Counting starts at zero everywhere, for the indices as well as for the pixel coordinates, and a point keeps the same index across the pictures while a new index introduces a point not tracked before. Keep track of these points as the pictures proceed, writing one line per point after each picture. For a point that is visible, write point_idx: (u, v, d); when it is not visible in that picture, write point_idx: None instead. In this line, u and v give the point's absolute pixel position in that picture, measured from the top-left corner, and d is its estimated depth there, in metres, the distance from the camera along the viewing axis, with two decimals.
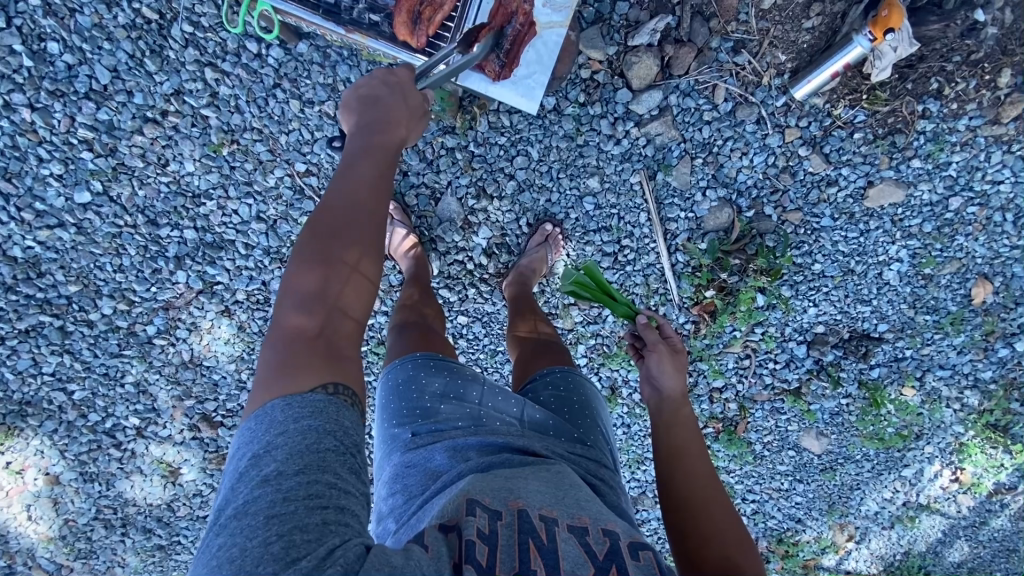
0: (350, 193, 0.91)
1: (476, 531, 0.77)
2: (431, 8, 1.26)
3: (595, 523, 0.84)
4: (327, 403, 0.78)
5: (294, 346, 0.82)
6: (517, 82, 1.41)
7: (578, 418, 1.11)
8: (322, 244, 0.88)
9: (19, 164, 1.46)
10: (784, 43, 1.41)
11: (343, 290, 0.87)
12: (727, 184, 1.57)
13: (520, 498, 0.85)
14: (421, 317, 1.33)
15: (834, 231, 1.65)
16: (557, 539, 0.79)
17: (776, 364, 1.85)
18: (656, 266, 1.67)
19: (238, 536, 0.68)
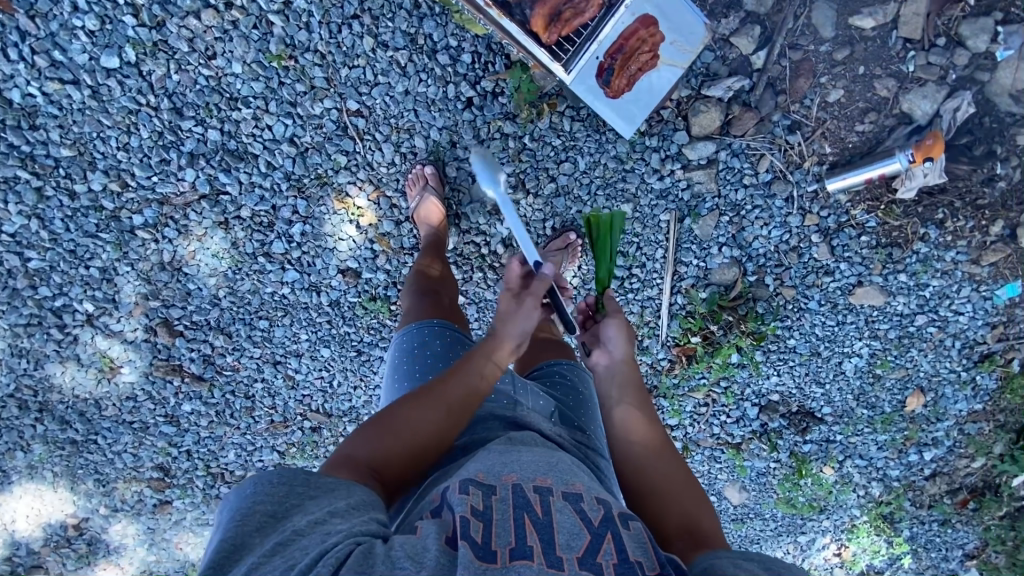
0: (471, 383, 1.02)
1: (470, 508, 0.80)
2: (572, 11, 1.27)
3: (587, 491, 0.88)
4: (347, 488, 0.83)
5: (352, 457, 0.91)
6: (620, 107, 1.45)
7: (578, 408, 1.18)
8: (423, 403, 0.98)
9: (50, 6, 1.33)
10: (834, 137, 1.50)
11: (441, 423, 0.98)
12: (741, 247, 1.67)
13: (512, 473, 0.89)
14: (437, 284, 1.40)
15: (817, 315, 1.79)
16: (552, 509, 0.83)
17: (727, 418, 1.99)
18: (655, 300, 1.76)
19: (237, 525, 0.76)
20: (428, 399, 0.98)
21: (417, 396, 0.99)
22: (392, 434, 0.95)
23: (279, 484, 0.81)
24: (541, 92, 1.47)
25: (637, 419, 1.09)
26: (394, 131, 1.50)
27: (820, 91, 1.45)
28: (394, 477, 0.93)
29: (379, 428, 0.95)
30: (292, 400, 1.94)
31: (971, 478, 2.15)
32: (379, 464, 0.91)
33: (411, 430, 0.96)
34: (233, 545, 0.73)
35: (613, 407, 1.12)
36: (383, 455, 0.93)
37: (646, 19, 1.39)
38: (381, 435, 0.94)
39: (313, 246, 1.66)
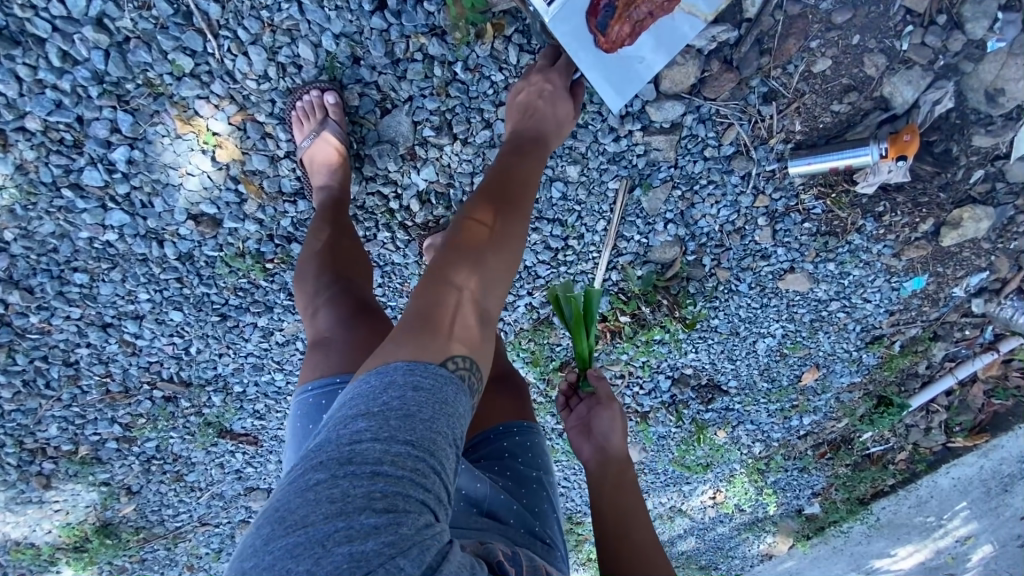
0: (512, 201, 0.94)
1: (505, 553, 0.73)
2: None
3: None
4: (441, 386, 0.71)
5: (412, 332, 0.76)
6: (616, 64, 1.17)
7: (536, 500, 0.95)
8: (473, 244, 0.88)
9: None
10: (807, 114, 1.32)
11: (492, 252, 0.88)
12: (688, 225, 1.49)
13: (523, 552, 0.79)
14: (357, 292, 1.08)
15: (745, 297, 1.72)
16: None
17: (640, 389, 1.94)
18: (588, 275, 1.55)
19: (341, 480, 0.58)
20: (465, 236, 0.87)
21: (461, 242, 0.88)
22: (449, 286, 0.83)
23: (391, 401, 0.66)
24: (487, 9, 1.11)
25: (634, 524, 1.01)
26: (267, 29, 1.10)
27: (807, 58, 1.24)
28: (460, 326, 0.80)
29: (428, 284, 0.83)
30: (132, 368, 1.53)
31: (832, 434, 2.31)
32: (443, 322, 0.79)
33: (464, 277, 0.84)
34: (345, 516, 0.56)
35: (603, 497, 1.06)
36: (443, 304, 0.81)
37: None
38: (431, 294, 0.82)
39: (149, 179, 1.20)
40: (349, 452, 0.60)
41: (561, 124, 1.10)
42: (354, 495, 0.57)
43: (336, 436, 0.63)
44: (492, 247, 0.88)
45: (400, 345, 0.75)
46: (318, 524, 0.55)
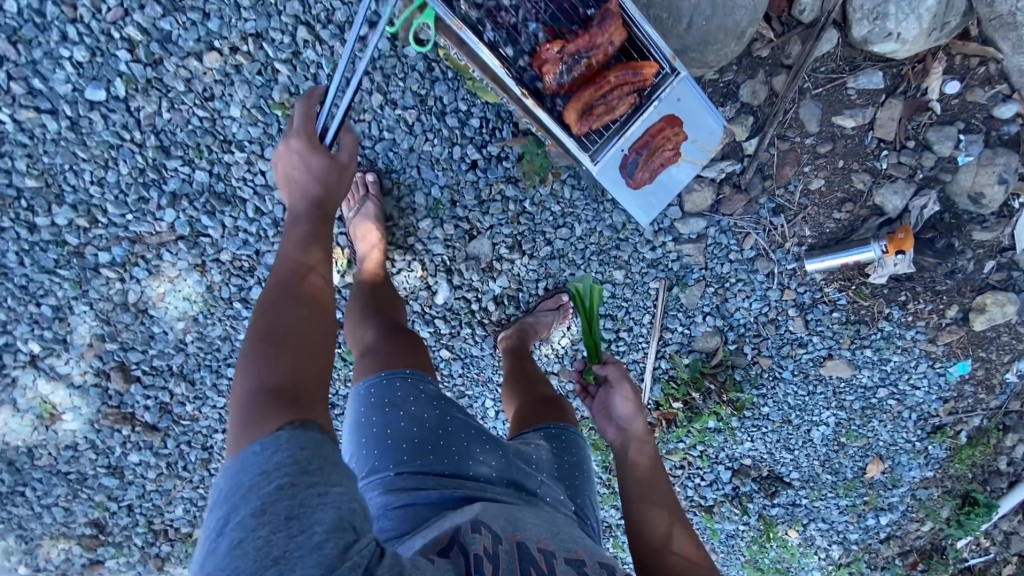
0: (304, 257, 0.92)
1: (483, 547, 0.82)
2: (603, 107, 1.26)
3: (590, 557, 0.89)
4: (301, 430, 0.73)
5: (261, 406, 0.74)
6: (639, 197, 1.41)
7: (566, 476, 1.12)
8: (281, 302, 0.85)
9: (34, 32, 1.19)
10: (813, 222, 1.59)
11: (298, 314, 0.84)
12: (724, 317, 1.72)
13: (519, 531, 0.88)
14: (396, 318, 1.26)
15: (790, 384, 1.86)
16: (556, 570, 0.83)
17: (701, 481, 2.01)
18: (639, 363, 1.78)
19: (261, 530, 0.66)
20: (286, 289, 0.87)
21: (272, 302, 0.85)
22: (277, 346, 0.80)
23: (280, 467, 0.69)
24: (551, 164, 1.49)
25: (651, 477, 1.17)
26: (395, 186, 1.49)
27: (803, 179, 1.54)
28: (307, 383, 0.79)
29: (263, 346, 0.80)
30: None
31: (920, 541, 2.19)
32: (279, 375, 0.78)
33: (294, 315, 0.84)
34: (280, 545, 0.65)
35: (627, 470, 1.19)
36: (272, 369, 0.78)
37: (674, 117, 1.32)
38: (274, 354, 0.80)
39: None
40: (256, 520, 0.66)
41: (341, 166, 1.04)
42: (273, 540, 0.65)
43: (244, 492, 0.68)
44: (319, 287, 0.89)
45: (251, 426, 0.73)
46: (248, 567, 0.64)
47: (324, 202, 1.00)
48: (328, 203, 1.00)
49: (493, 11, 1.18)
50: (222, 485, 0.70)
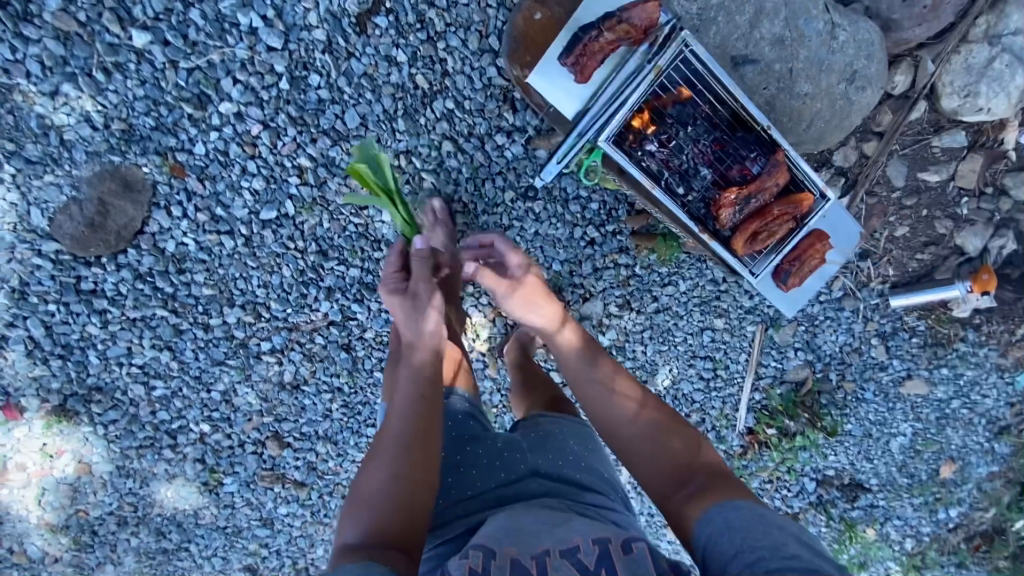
0: (410, 403, 1.06)
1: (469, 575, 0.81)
2: (766, 231, 1.19)
3: (584, 538, 0.86)
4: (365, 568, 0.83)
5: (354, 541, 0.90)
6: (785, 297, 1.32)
7: (565, 453, 1.18)
8: (382, 454, 1.00)
9: (219, 169, 1.33)
10: (898, 263, 1.73)
11: (408, 447, 1.00)
12: (813, 350, 1.87)
13: (512, 540, 0.88)
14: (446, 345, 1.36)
15: (871, 403, 2.01)
16: (550, 569, 0.80)
17: (788, 492, 2.18)
18: (734, 396, 1.94)
19: None
20: (386, 442, 1.02)
21: (373, 454, 1.02)
22: (377, 488, 0.96)
23: None
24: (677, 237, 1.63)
25: (599, 385, 1.12)
26: None
27: (889, 228, 1.67)
28: (409, 539, 0.92)
29: (358, 505, 0.96)
30: None
31: (984, 526, 2.33)
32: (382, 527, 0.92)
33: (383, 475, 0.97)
34: None
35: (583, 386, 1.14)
36: (370, 514, 0.93)
37: (821, 235, 1.23)
38: (364, 502, 0.95)
39: None
40: None
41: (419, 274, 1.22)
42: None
43: None
44: (408, 436, 1.01)
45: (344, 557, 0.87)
46: None
47: (412, 348, 1.15)
48: (415, 321, 1.16)
49: (668, 158, 1.18)
50: None
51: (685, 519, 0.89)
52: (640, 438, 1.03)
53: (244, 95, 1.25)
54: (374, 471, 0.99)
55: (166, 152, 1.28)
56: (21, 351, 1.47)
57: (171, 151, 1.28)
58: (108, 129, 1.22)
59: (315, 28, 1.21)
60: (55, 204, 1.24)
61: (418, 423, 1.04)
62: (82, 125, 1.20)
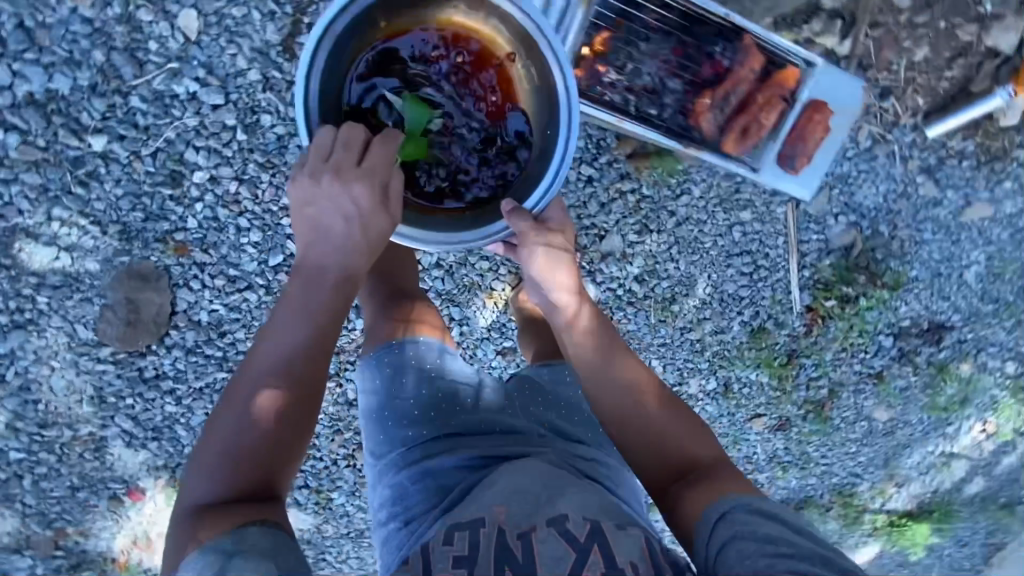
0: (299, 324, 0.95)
1: (453, 560, 0.96)
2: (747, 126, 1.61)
3: (577, 512, 1.01)
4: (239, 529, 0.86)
5: (226, 460, 0.91)
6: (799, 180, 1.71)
7: (573, 414, 1.31)
8: (244, 386, 0.94)
9: (217, 235, 1.37)
10: (926, 88, 1.70)
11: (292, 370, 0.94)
12: (855, 209, 1.79)
13: (503, 507, 1.02)
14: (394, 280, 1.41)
15: (933, 243, 1.88)
16: (537, 540, 0.96)
17: (866, 354, 2.12)
18: (784, 280, 1.88)
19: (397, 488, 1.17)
20: (252, 383, 0.93)
21: (239, 382, 0.95)
22: (246, 410, 0.92)
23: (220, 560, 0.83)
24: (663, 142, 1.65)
25: (627, 371, 1.18)
26: None
27: None
28: (265, 484, 0.92)
29: (209, 452, 0.92)
30: None
31: None
32: (221, 505, 0.89)
33: (246, 442, 0.92)
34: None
35: (617, 375, 1.18)
36: (239, 442, 0.92)
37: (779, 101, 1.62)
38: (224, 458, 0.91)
39: (473, 341, 1.75)
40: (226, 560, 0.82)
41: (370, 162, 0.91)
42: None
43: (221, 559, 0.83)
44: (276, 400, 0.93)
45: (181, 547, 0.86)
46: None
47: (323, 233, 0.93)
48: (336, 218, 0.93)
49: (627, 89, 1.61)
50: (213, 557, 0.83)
51: (699, 498, 1.06)
52: (656, 409, 1.17)
53: (210, 158, 1.27)
54: (241, 400, 0.93)
55: (164, 236, 1.33)
56: (121, 444, 1.59)
57: (170, 234, 1.33)
58: (107, 235, 1.28)
59: (248, 71, 1.19)
60: (92, 315, 1.35)
61: (311, 338, 0.95)
62: (84, 239, 1.27)
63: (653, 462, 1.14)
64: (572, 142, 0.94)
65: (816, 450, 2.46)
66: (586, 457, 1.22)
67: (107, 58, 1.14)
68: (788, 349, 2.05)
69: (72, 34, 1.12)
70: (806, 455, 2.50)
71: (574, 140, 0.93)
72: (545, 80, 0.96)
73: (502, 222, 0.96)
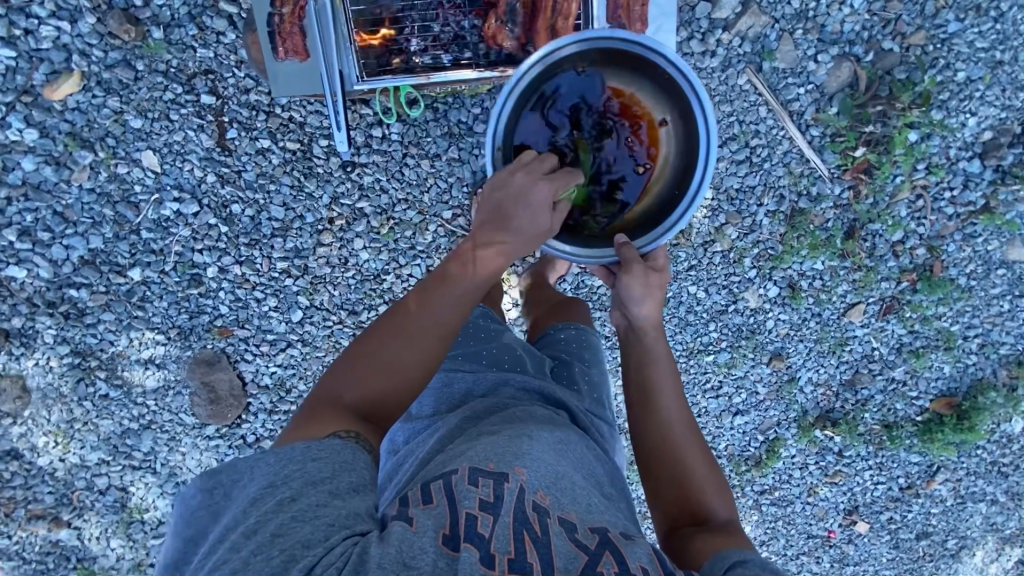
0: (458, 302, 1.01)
1: (478, 501, 0.84)
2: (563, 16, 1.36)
3: (583, 521, 0.87)
4: (354, 451, 0.87)
5: (366, 366, 0.95)
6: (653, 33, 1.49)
7: (586, 373, 1.32)
8: (414, 335, 0.97)
9: (246, 311, 1.67)
10: None
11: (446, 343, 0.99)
12: (835, 40, 1.60)
13: (525, 468, 0.91)
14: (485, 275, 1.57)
15: (966, 32, 1.58)
16: (550, 532, 0.83)
17: (954, 191, 1.75)
18: (793, 150, 1.69)
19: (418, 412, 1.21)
20: (425, 330, 0.98)
21: (411, 307, 1.00)
22: (405, 352, 0.97)
23: (302, 469, 0.83)
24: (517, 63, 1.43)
25: (681, 414, 1.13)
26: None
27: None
28: (385, 419, 0.96)
29: (361, 360, 0.96)
30: None
31: None
32: (346, 413, 0.92)
33: (394, 381, 0.96)
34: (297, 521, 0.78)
35: (670, 407, 1.12)
36: (376, 364, 0.96)
37: None
38: (370, 375, 0.95)
39: None
40: (306, 483, 0.82)
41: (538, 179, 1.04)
42: (262, 527, 0.78)
43: (306, 466, 0.83)
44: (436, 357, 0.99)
45: (297, 431, 0.88)
46: (297, 492, 0.81)
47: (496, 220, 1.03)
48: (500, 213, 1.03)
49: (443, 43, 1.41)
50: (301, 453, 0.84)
51: (705, 541, 0.97)
52: (700, 458, 1.10)
53: (213, 254, 1.58)
54: (404, 342, 0.96)
55: (209, 325, 1.66)
56: None
57: (213, 322, 1.66)
58: (171, 338, 1.65)
59: (206, 176, 1.50)
60: (186, 402, 1.72)
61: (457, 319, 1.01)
62: (159, 345, 1.65)
63: (671, 499, 1.07)
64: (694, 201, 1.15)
65: (954, 322, 2.02)
66: (584, 407, 1.23)
67: (115, 209, 1.51)
68: (845, 222, 1.78)
69: (86, 204, 1.50)
70: (945, 330, 2.04)
71: (694, 205, 1.15)
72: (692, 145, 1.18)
73: (614, 252, 1.15)
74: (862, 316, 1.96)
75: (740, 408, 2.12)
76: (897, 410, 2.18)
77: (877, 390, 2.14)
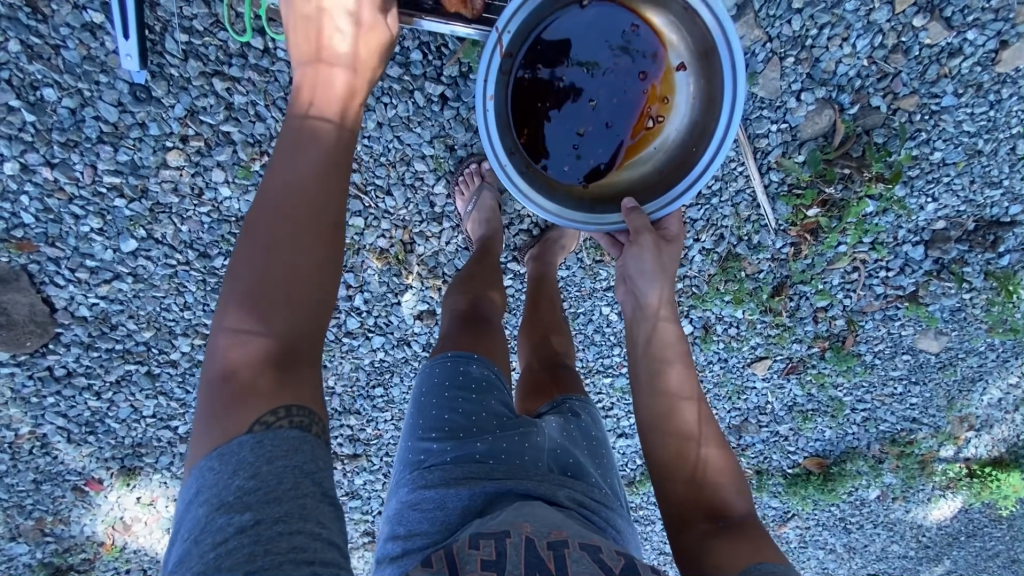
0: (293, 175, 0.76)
1: (481, 562, 0.74)
2: None
3: (606, 543, 0.81)
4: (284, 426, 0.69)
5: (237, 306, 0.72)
6: None
7: (598, 455, 1.03)
8: (256, 251, 0.73)
9: (59, 227, 1.34)
10: None
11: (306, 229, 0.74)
12: (824, 81, 1.41)
13: (529, 522, 0.80)
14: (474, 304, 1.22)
15: (958, 110, 1.42)
16: (568, 562, 0.75)
17: (889, 271, 1.65)
18: (746, 191, 1.52)
19: (398, 521, 0.91)
20: (265, 231, 0.74)
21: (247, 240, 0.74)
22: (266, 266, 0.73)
23: (234, 488, 0.65)
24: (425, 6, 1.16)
25: (687, 393, 1.05)
26: (391, 168, 1.43)
27: None
28: (299, 360, 0.73)
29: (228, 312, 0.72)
30: None
31: None
32: (254, 384, 0.70)
33: (274, 323, 0.71)
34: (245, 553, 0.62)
35: (680, 399, 1.05)
36: (253, 305, 0.72)
37: None
38: (249, 320, 0.72)
39: (382, 306, 1.58)
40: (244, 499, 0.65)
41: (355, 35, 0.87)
42: (234, 558, 0.61)
43: (231, 489, 0.66)
44: (322, 257, 0.74)
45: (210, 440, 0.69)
46: (235, 514, 0.64)
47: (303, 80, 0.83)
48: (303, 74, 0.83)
49: None
50: (221, 474, 0.67)
51: (727, 550, 0.89)
52: (707, 451, 1.01)
53: (13, 146, 1.25)
54: (249, 259, 0.73)
55: (5, 233, 1.33)
56: (62, 439, 1.60)
57: (9, 231, 1.33)
58: None
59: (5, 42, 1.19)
60: None
61: (312, 192, 0.76)
62: None
63: (680, 490, 1.00)
64: (733, 122, 1.09)
65: (848, 394, 2.00)
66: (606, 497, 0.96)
67: None
68: (777, 277, 1.65)
69: None
70: (836, 399, 2.02)
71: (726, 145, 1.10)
72: (715, 86, 1.13)
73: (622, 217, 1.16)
74: (765, 371, 1.88)
75: (626, 430, 1.87)
76: (772, 460, 2.18)
77: (758, 440, 2.12)
